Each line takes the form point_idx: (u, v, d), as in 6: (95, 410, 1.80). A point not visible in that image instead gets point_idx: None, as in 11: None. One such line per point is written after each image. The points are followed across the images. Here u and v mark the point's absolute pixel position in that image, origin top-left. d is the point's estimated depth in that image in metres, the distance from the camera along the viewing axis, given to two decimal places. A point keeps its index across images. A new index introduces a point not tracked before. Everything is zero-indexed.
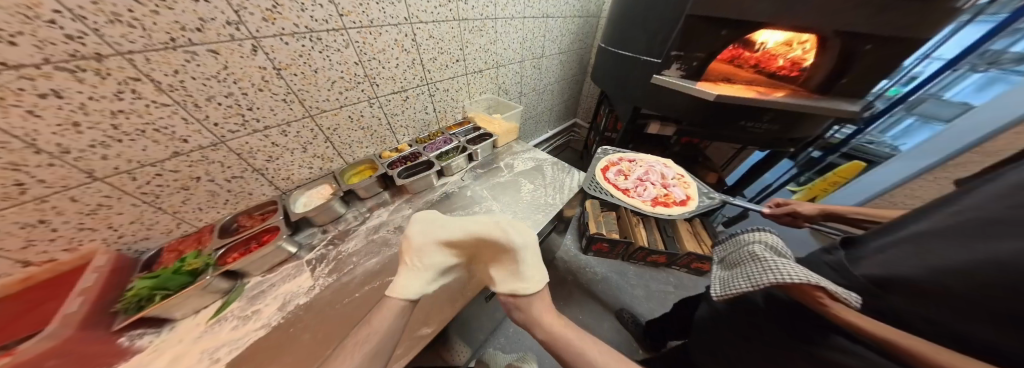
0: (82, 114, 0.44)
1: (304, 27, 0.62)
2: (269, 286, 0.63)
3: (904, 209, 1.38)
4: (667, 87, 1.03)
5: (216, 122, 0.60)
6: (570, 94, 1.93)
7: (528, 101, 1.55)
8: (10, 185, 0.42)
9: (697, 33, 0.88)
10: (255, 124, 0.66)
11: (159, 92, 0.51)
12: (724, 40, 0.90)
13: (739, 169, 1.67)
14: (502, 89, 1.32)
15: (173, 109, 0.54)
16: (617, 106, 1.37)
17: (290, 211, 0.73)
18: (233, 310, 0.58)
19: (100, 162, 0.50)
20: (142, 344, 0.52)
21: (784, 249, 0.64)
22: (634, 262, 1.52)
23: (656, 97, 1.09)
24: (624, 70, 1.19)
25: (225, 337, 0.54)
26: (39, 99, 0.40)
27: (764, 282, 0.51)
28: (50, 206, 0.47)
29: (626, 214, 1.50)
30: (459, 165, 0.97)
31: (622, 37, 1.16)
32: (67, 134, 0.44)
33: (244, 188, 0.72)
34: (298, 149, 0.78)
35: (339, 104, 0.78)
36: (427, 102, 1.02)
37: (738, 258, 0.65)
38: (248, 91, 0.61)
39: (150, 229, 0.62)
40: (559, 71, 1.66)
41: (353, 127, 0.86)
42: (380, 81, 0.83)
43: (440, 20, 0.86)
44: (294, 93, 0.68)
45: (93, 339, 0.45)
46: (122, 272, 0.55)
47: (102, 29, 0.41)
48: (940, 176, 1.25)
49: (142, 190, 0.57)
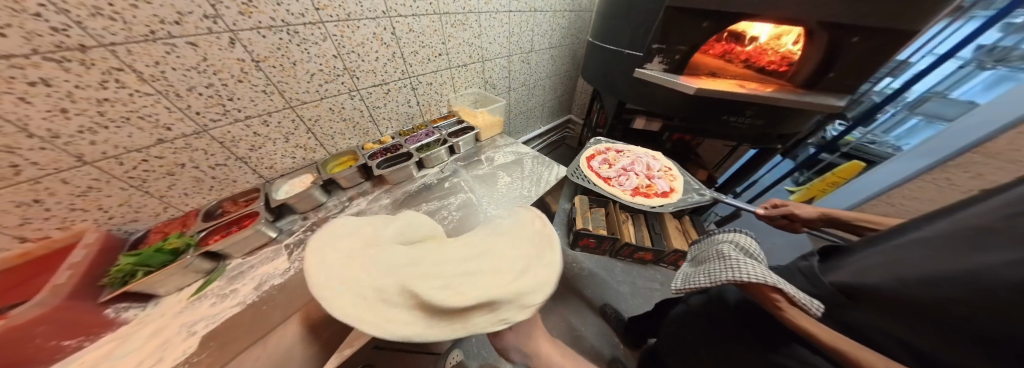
0: (70, 101, 0.48)
1: (280, 21, 0.64)
2: (247, 268, 0.66)
3: (901, 209, 1.34)
4: (649, 81, 1.02)
5: (197, 111, 0.63)
6: (562, 90, 1.93)
7: (517, 96, 1.56)
8: (6, 166, 0.46)
9: (677, 25, 0.87)
10: (236, 114, 0.69)
11: (141, 81, 0.54)
12: (706, 32, 0.89)
13: (733, 166, 1.64)
14: (489, 83, 1.33)
15: (155, 98, 0.57)
16: (605, 101, 1.36)
17: (271, 198, 0.76)
18: (213, 288, 0.62)
19: (89, 147, 0.53)
20: (128, 316, 0.57)
21: (757, 251, 0.62)
22: (621, 258, 1.52)
23: (640, 91, 1.09)
24: (610, 64, 1.19)
25: (204, 312, 0.58)
26: (29, 86, 0.43)
27: (722, 279, 0.50)
28: (44, 186, 0.51)
29: (613, 210, 1.50)
30: (440, 157, 0.99)
31: (608, 31, 1.16)
32: (56, 119, 0.48)
33: (228, 175, 0.76)
34: (281, 139, 0.81)
35: (319, 96, 0.81)
36: (410, 95, 1.05)
37: (707, 257, 0.64)
38: (228, 83, 0.64)
39: (138, 212, 0.66)
40: (550, 66, 1.65)
41: (335, 119, 0.89)
42: (360, 74, 0.86)
43: (419, 14, 0.88)
44: (274, 84, 0.71)
45: (81, 309, 0.50)
46: (111, 251, 0.59)
47: (84, 22, 0.44)
48: (938, 176, 1.20)
49: (130, 175, 0.61)
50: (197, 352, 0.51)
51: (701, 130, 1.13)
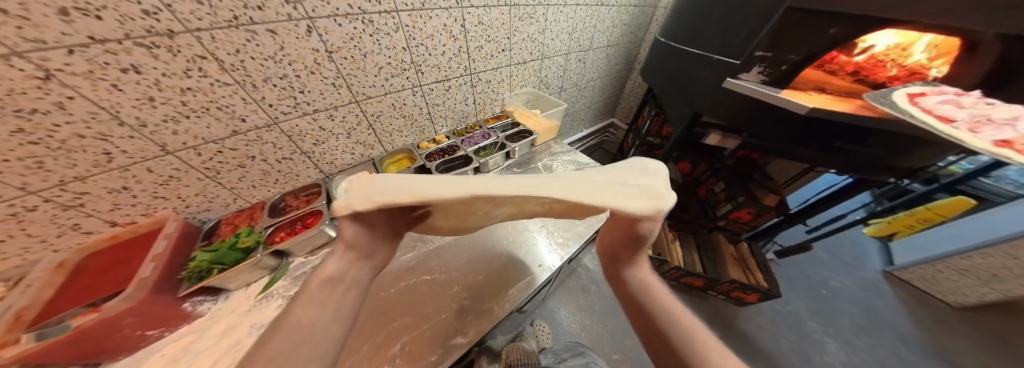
0: (157, 90, 0.46)
1: (357, 8, 0.58)
2: (311, 269, 0.65)
3: None
4: (738, 94, 0.87)
5: (270, 103, 0.60)
6: (611, 92, 1.79)
7: (567, 97, 1.46)
8: (100, 154, 0.46)
9: (798, 29, 0.71)
10: (305, 107, 0.66)
11: (222, 71, 0.51)
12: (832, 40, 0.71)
13: (804, 192, 1.47)
14: (543, 83, 1.24)
15: (234, 89, 0.54)
16: (670, 110, 1.22)
17: (332, 196, 0.74)
18: (278, 288, 0.61)
19: (172, 137, 0.52)
20: (203, 309, 0.56)
21: None
22: (664, 280, 1.41)
23: (724, 105, 0.95)
24: (686, 70, 1.04)
25: (272, 314, 0.56)
26: (121, 73, 0.41)
27: None
28: (132, 174, 0.51)
29: (662, 229, 1.39)
30: (496, 162, 0.92)
31: (690, 31, 1.01)
32: (144, 107, 0.46)
33: (292, 169, 0.75)
34: (343, 135, 0.78)
35: (384, 91, 0.76)
36: (468, 93, 0.98)
37: None
38: (301, 74, 0.60)
39: (211, 201, 0.65)
40: (604, 67, 1.52)
41: (395, 115, 0.85)
42: (425, 69, 0.80)
43: (491, 5, 0.79)
44: (343, 77, 0.67)
45: (163, 303, 0.49)
46: (187, 241, 0.59)
47: (173, 5, 0.40)
48: None
49: (206, 166, 0.59)
50: None
51: (791, 153, 0.98)
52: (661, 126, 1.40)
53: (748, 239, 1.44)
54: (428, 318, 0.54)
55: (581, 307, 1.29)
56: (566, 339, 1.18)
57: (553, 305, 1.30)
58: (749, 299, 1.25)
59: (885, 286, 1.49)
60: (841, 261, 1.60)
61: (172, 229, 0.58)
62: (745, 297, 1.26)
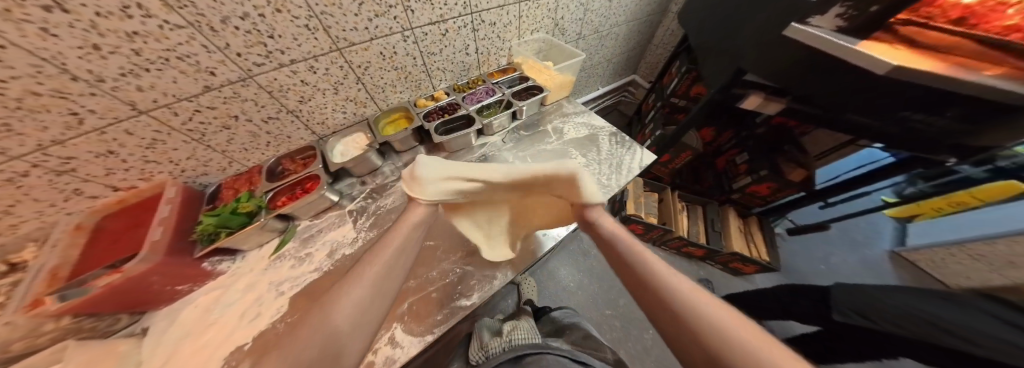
0: (99, 36, 0.37)
1: None
2: (317, 232, 0.65)
3: None
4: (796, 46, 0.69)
5: (237, 51, 0.51)
6: (637, 40, 1.51)
7: (585, 46, 1.25)
8: (67, 114, 0.41)
9: None
10: (280, 57, 0.57)
11: (168, 9, 0.40)
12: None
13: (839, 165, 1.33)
14: (557, 27, 1.03)
15: (190, 33, 0.44)
16: (707, 64, 1.04)
17: (328, 160, 0.69)
18: (289, 250, 0.62)
19: (139, 94, 0.46)
20: (223, 268, 0.60)
21: None
22: (665, 248, 1.44)
23: (774, 57, 0.77)
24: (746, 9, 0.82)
25: (286, 273, 0.59)
26: (47, 13, 0.31)
27: None
28: (111, 137, 0.47)
29: (670, 200, 1.35)
30: (501, 124, 0.84)
31: None
32: (92, 58, 0.39)
33: (282, 130, 0.69)
34: (330, 90, 0.70)
35: (369, 36, 0.64)
36: (469, 40, 0.84)
37: None
38: (265, 13, 0.49)
39: (206, 165, 0.63)
40: (635, 6, 1.24)
41: (386, 67, 0.74)
42: (416, 6, 0.65)
43: None
44: (317, 17, 0.55)
45: (183, 263, 0.52)
46: (191, 205, 0.59)
47: None
48: None
49: (188, 126, 0.55)
50: (291, 313, 0.53)
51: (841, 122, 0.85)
52: (689, 85, 1.21)
53: (759, 213, 1.40)
54: (432, 282, 0.56)
55: (581, 270, 1.36)
56: (564, 295, 1.29)
57: (553, 267, 1.37)
58: (745, 269, 1.29)
59: (886, 263, 1.49)
60: (847, 238, 1.59)
61: (173, 193, 0.57)
62: (742, 268, 1.29)
